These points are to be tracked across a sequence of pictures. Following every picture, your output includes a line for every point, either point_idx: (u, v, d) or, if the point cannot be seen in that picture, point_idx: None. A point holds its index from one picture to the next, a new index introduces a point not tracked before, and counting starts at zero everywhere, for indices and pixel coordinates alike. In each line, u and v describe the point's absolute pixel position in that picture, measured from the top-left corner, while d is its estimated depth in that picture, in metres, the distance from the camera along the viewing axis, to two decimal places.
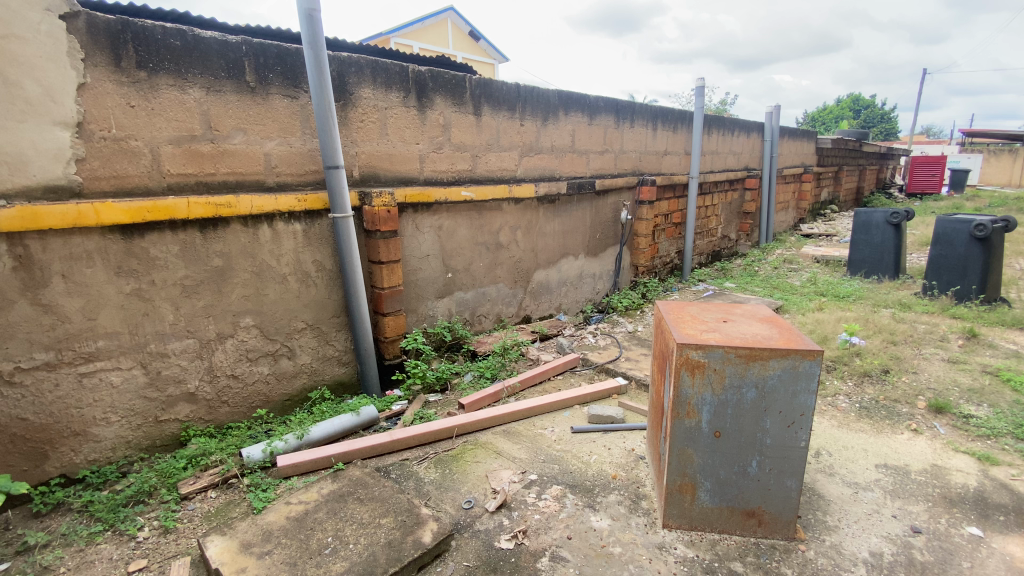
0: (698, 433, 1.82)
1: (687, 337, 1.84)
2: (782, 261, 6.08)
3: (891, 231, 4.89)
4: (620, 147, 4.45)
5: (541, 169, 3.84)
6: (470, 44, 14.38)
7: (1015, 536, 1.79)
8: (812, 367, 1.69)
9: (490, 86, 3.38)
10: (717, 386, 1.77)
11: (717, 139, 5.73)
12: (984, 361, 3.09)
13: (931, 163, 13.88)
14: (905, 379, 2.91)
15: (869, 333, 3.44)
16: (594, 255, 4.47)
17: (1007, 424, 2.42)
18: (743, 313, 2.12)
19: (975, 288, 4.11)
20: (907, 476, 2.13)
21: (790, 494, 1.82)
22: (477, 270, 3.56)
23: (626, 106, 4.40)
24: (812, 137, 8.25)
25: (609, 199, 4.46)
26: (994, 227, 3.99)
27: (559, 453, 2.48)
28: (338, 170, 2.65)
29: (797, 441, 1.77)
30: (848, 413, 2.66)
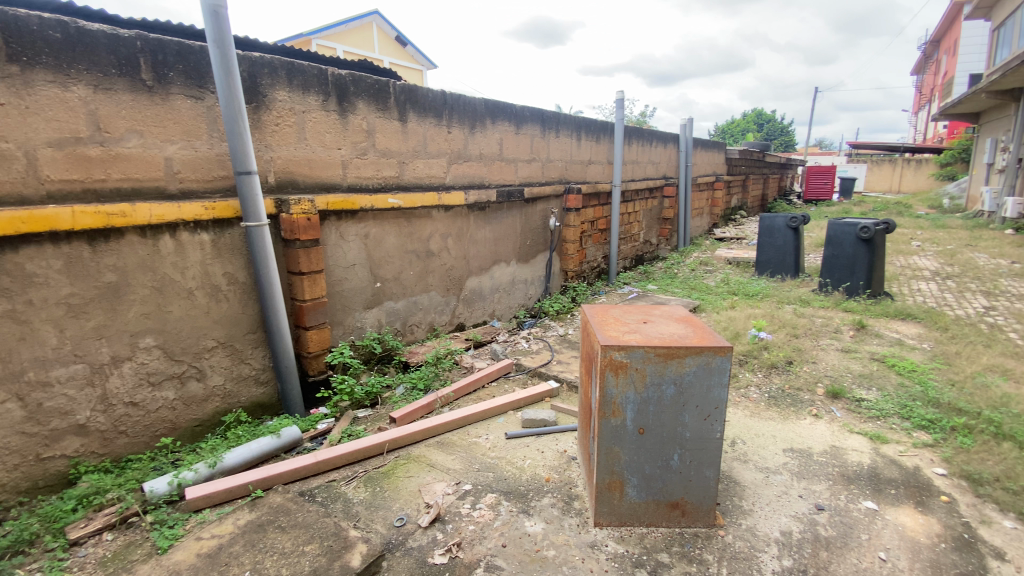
0: (624, 431, 1.88)
1: (610, 338, 1.90)
2: (698, 264, 6.49)
3: (791, 234, 5.36)
4: (547, 156, 4.55)
5: (470, 176, 3.83)
6: (396, 49, 14.17)
7: (904, 507, 1.99)
8: (723, 362, 1.80)
9: (414, 92, 3.33)
10: (639, 384, 1.84)
11: (637, 149, 6.02)
12: (872, 350, 3.45)
13: (824, 172, 15.47)
14: (806, 368, 3.19)
15: (775, 328, 3.74)
16: (526, 262, 4.52)
17: (893, 405, 2.71)
18: (661, 314, 2.22)
19: (862, 284, 4.59)
20: (811, 458, 2.32)
21: (708, 483, 1.92)
22: (407, 279, 3.48)
23: (552, 116, 4.51)
24: (722, 148, 8.91)
25: (538, 207, 4.54)
26: (876, 229, 4.47)
27: (493, 460, 2.46)
28: (251, 176, 2.49)
29: (713, 432, 1.87)
30: (758, 403, 2.86)
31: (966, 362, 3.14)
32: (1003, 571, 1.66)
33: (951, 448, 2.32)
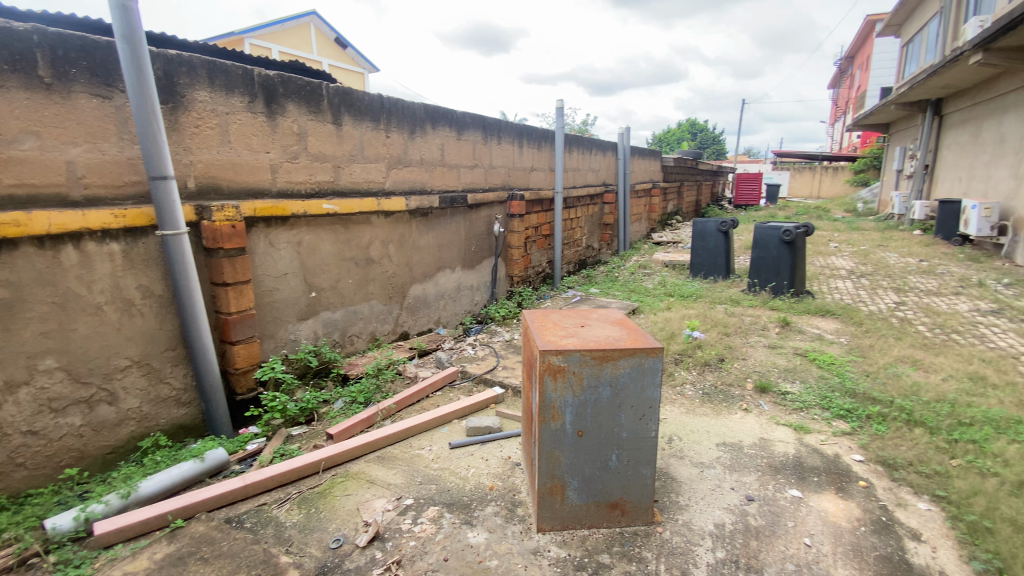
0: (564, 434, 1.89)
1: (548, 343, 1.90)
2: (638, 267, 6.71)
3: (721, 237, 5.65)
4: (489, 162, 4.55)
5: (411, 181, 3.76)
6: (336, 51, 13.80)
7: (827, 493, 2.11)
8: (656, 363, 1.84)
9: (350, 95, 3.23)
10: (577, 388, 1.85)
11: (577, 157, 6.16)
12: (795, 345, 3.67)
13: (752, 179, 16.47)
14: (737, 365, 3.34)
15: (708, 327, 3.91)
16: (471, 268, 4.48)
17: (814, 397, 2.89)
18: (598, 317, 2.25)
19: (786, 283, 4.89)
20: (742, 451, 2.43)
21: (646, 481, 1.96)
22: (345, 288, 3.35)
23: (493, 122, 4.53)
24: (658, 156, 9.28)
25: (482, 212, 4.53)
26: (797, 232, 4.76)
27: (436, 472, 2.40)
28: (168, 181, 2.32)
29: (648, 431, 1.91)
30: (693, 399, 2.97)
31: (877, 354, 3.41)
32: (915, 549, 1.79)
33: (867, 435, 2.50)
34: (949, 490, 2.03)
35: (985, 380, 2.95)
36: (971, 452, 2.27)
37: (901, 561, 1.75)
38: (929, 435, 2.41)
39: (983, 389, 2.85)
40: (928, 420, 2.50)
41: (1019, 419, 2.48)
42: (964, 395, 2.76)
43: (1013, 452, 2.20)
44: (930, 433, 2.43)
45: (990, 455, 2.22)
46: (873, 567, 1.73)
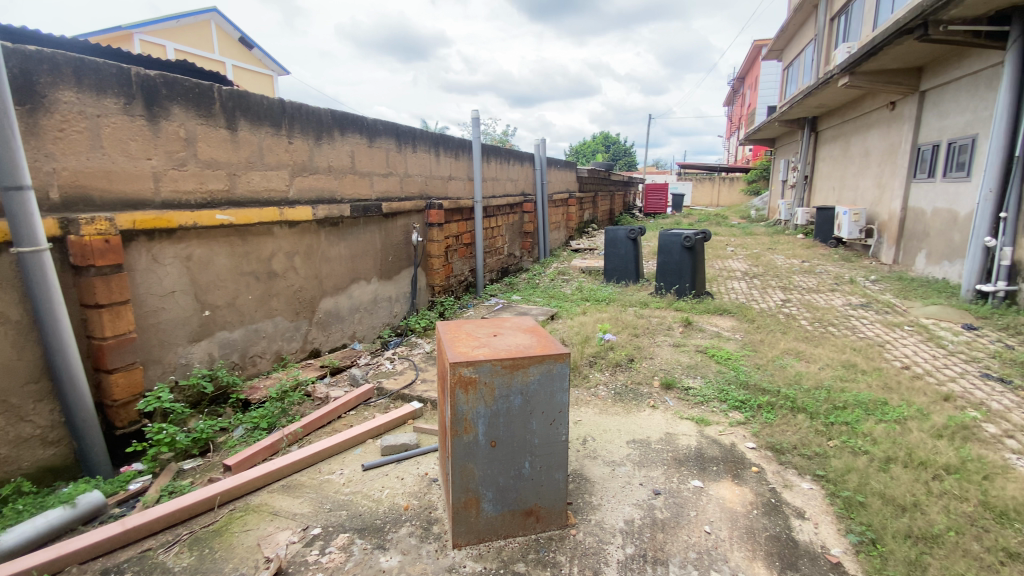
0: (477, 446, 1.86)
1: (459, 354, 1.86)
2: (557, 274, 6.89)
3: (631, 244, 5.96)
4: (404, 171, 4.47)
5: (319, 190, 3.59)
6: (241, 52, 12.96)
7: (724, 481, 2.26)
8: (563, 368, 1.88)
9: (246, 98, 3.03)
10: (489, 398, 1.83)
11: (495, 166, 6.23)
12: (697, 343, 3.94)
13: (659, 189, 17.61)
14: (645, 364, 3.53)
15: (620, 330, 4.10)
16: (388, 279, 4.35)
17: (713, 391, 3.11)
18: (511, 325, 2.25)
19: (688, 286, 5.25)
20: (650, 447, 2.55)
21: (559, 485, 1.98)
22: (245, 304, 3.12)
23: (407, 130, 4.45)
24: (574, 166, 9.64)
25: (398, 222, 4.42)
26: (696, 238, 5.13)
27: (346, 497, 2.28)
28: (24, 191, 2.03)
29: (559, 435, 1.94)
30: (606, 400, 3.08)
31: (766, 347, 3.75)
32: (800, 526, 1.97)
33: (758, 423, 2.72)
34: (827, 469, 2.26)
35: (853, 366, 3.34)
36: (843, 432, 2.54)
37: (788, 539, 1.91)
38: (810, 420, 2.68)
39: (852, 374, 3.22)
40: (809, 406, 2.78)
41: (881, 400, 2.82)
42: (838, 381, 3.10)
43: (876, 430, 2.50)
44: (811, 418, 2.70)
45: (858, 434, 2.51)
46: (765, 547, 1.87)
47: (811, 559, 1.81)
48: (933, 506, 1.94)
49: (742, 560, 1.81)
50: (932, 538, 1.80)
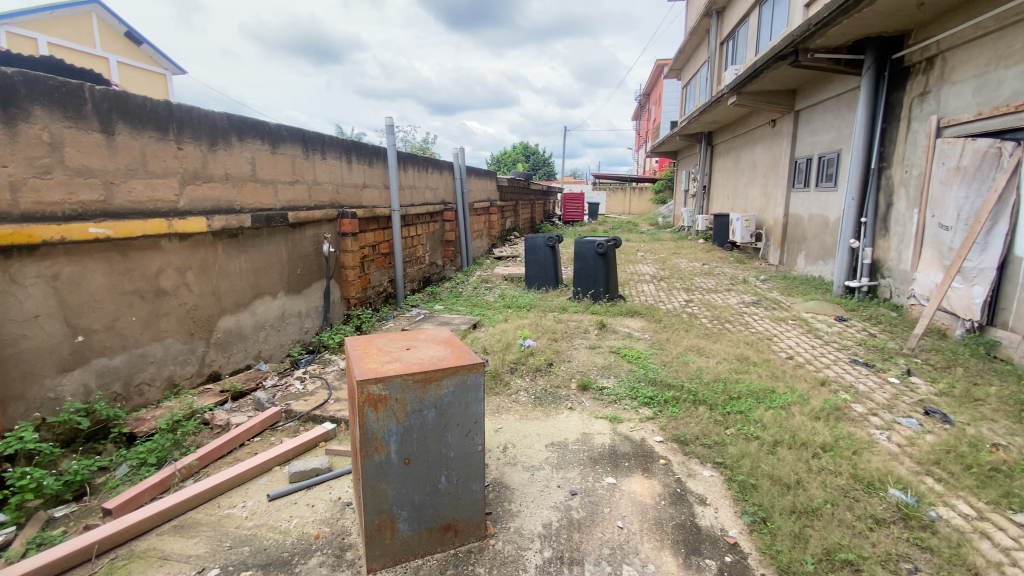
0: (389, 465, 1.78)
1: (368, 371, 1.76)
2: (480, 282, 6.92)
3: (550, 251, 6.12)
4: (312, 179, 4.26)
5: (214, 200, 3.32)
6: (128, 48, 11.73)
7: (635, 476, 2.37)
8: (478, 378, 1.84)
9: (125, 100, 2.74)
10: (401, 415, 1.75)
11: (413, 174, 6.13)
12: (611, 344, 4.12)
13: (576, 198, 18.34)
14: (564, 367, 3.62)
15: (539, 335, 4.19)
16: (298, 292, 4.11)
17: (625, 389, 3.26)
18: (426, 337, 2.18)
19: (603, 290, 5.49)
20: (567, 448, 2.61)
21: (476, 497, 1.95)
22: (128, 326, 2.81)
23: (314, 136, 4.25)
24: (493, 175, 9.75)
25: (307, 232, 4.20)
26: (609, 244, 5.39)
27: (249, 531, 2.11)
28: None
29: (475, 446, 1.90)
30: (526, 405, 3.12)
31: (672, 345, 4.00)
32: (703, 512, 2.11)
33: (665, 417, 2.89)
34: (725, 456, 2.45)
35: (747, 359, 3.66)
36: (738, 420, 2.77)
37: (692, 525, 2.04)
38: (710, 411, 2.89)
39: (746, 366, 3.53)
40: (709, 398, 3.00)
41: (769, 388, 3.11)
42: (733, 373, 3.38)
43: (765, 416, 2.75)
44: (711, 409, 2.92)
45: (751, 421, 2.75)
46: (671, 535, 1.98)
47: (712, 542, 1.94)
48: (813, 482, 2.17)
49: (651, 551, 1.90)
50: (813, 512, 2.01)
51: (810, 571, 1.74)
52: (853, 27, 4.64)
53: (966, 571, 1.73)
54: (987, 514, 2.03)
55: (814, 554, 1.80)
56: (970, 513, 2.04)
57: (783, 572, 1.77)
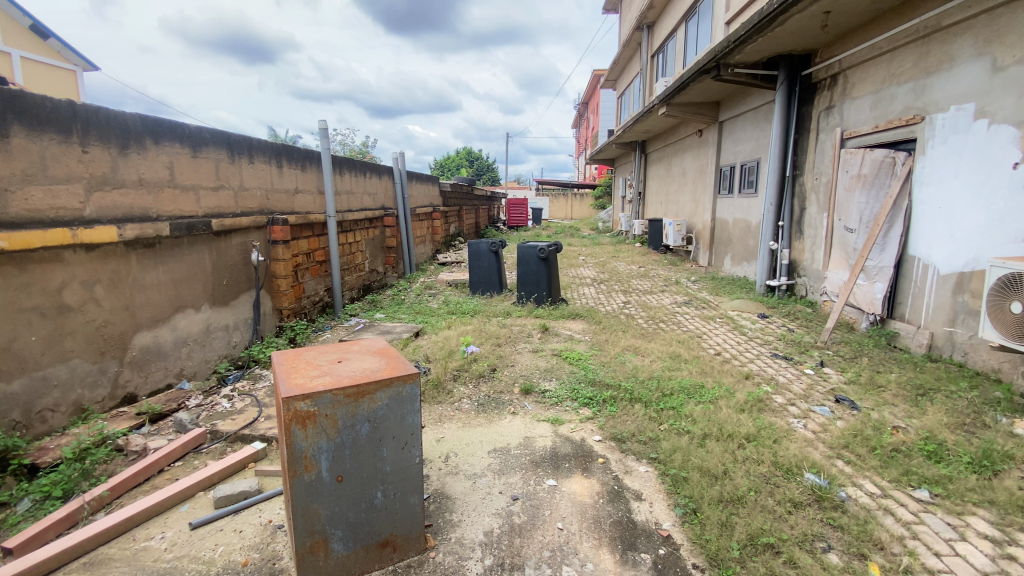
0: (320, 484, 1.71)
1: (295, 387, 1.69)
2: (423, 288, 6.82)
3: (493, 256, 6.14)
4: (239, 184, 4.04)
5: (127, 207, 3.07)
6: (32, 42, 10.65)
7: (575, 476, 2.41)
8: (414, 389, 1.80)
9: (21, 99, 2.48)
10: (332, 431, 1.69)
11: (350, 179, 5.96)
12: (553, 347, 4.19)
13: (519, 203, 18.60)
14: (507, 372, 3.64)
15: (482, 341, 4.18)
16: (224, 305, 3.87)
17: (566, 391, 3.32)
18: (359, 348, 2.12)
19: (546, 294, 5.58)
20: (509, 454, 2.62)
21: (415, 510, 1.91)
22: (26, 347, 2.53)
23: (240, 140, 4.04)
24: (435, 180, 9.67)
25: (234, 240, 3.97)
26: (550, 249, 5.48)
27: (168, 565, 1.95)
28: None
29: (412, 458, 1.86)
30: (469, 412, 3.10)
31: (610, 346, 4.12)
32: (639, 508, 2.18)
33: (604, 417, 2.98)
34: (659, 451, 2.55)
35: (679, 356, 3.83)
36: (671, 416, 2.90)
37: (629, 521, 2.10)
38: (645, 408, 3.00)
39: (678, 364, 3.70)
40: (644, 396, 3.11)
41: (699, 384, 3.28)
42: (667, 371, 3.53)
43: (695, 411, 2.89)
44: (646, 406, 3.03)
45: (683, 416, 2.88)
46: (609, 533, 2.04)
47: (647, 536, 2.01)
48: (738, 472, 2.30)
49: (590, 550, 1.94)
50: (738, 499, 2.13)
51: (736, 557, 1.84)
52: (768, 45, 5.00)
53: (872, 545, 1.89)
54: (889, 491, 2.24)
55: (739, 540, 1.91)
56: (875, 491, 2.24)
57: (712, 559, 1.86)
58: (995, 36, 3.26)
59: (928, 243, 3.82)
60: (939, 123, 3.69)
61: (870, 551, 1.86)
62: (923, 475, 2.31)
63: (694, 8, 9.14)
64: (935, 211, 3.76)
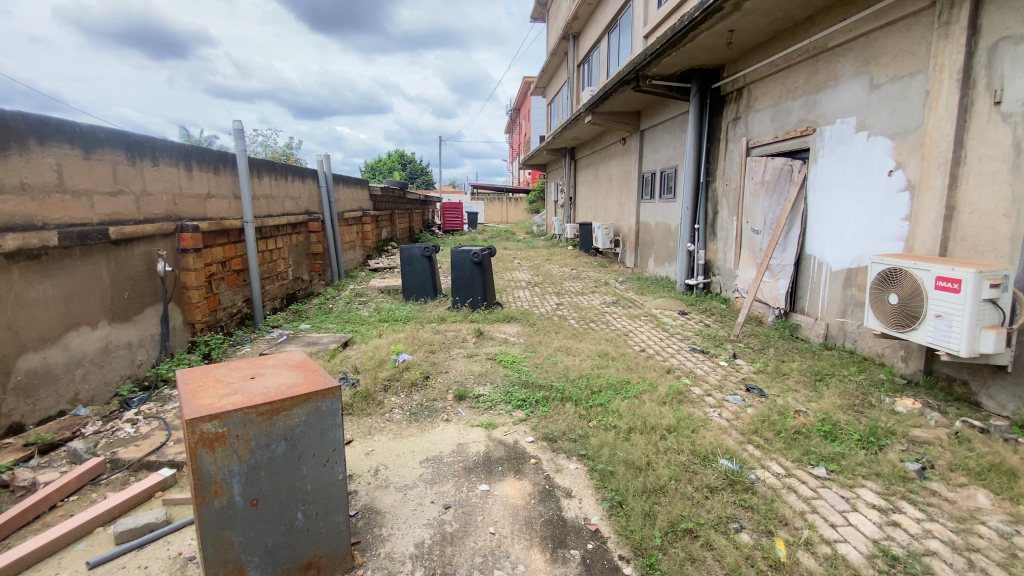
0: (233, 509, 1.61)
1: (201, 407, 1.58)
2: (353, 296, 6.60)
3: (426, 262, 6.06)
4: (141, 189, 3.70)
5: (8, 215, 2.72)
6: None
7: (507, 479, 2.43)
8: (334, 404, 1.74)
9: None
10: (244, 452, 1.59)
11: (269, 183, 5.65)
12: (488, 351, 4.20)
13: (454, 208, 18.57)
14: (440, 379, 3.60)
15: (414, 348, 4.11)
16: (126, 321, 3.51)
17: (500, 395, 3.34)
18: (275, 363, 2.02)
19: (480, 298, 5.58)
20: (442, 462, 2.59)
21: (340, 528, 1.84)
22: None
23: (141, 140, 3.71)
24: (365, 184, 9.40)
25: (136, 249, 3.62)
26: (484, 253, 5.49)
27: None
28: None
29: (335, 475, 1.79)
30: (401, 422, 3.03)
31: (543, 347, 4.20)
32: (568, 505, 2.23)
33: (537, 417, 3.02)
34: (588, 448, 2.63)
35: (607, 354, 3.98)
36: (599, 412, 3.00)
37: (559, 519, 2.14)
38: (576, 406, 3.08)
39: (607, 362, 3.83)
40: (574, 395, 3.20)
41: (625, 380, 3.42)
42: (596, 369, 3.65)
43: (621, 406, 3.01)
44: (576, 404, 3.12)
45: (610, 412, 2.99)
46: (540, 532, 2.07)
47: (576, 532, 2.06)
48: (660, 462, 2.42)
49: (521, 552, 1.96)
50: (660, 489, 2.24)
51: (658, 545, 1.94)
52: (683, 58, 5.31)
53: (778, 522, 2.06)
54: (792, 470, 2.45)
55: (661, 528, 2.01)
56: (780, 471, 2.44)
57: (637, 550, 1.94)
58: (871, 57, 3.66)
59: (823, 243, 4.22)
60: (828, 135, 4.09)
61: (777, 528, 2.02)
62: (821, 453, 2.54)
63: (615, 21, 9.54)
64: (827, 214, 4.16)
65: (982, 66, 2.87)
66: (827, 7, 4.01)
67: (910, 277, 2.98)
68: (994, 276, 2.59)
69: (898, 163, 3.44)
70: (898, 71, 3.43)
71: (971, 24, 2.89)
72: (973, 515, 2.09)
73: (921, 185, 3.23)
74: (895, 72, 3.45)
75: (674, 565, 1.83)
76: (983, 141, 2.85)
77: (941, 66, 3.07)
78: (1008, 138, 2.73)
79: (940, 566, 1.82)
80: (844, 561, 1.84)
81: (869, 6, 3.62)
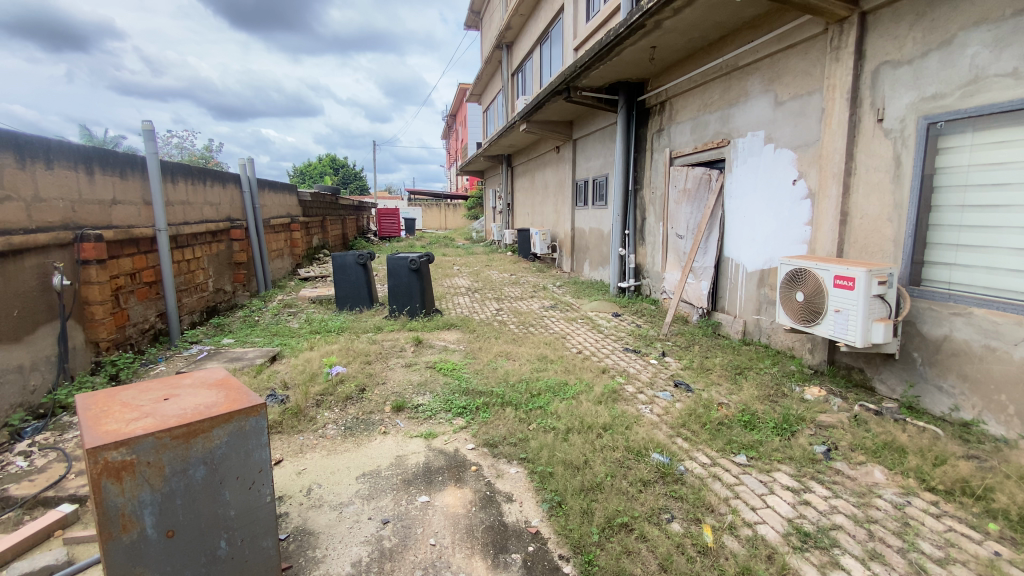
0: (145, 543, 1.48)
1: (104, 434, 1.44)
2: (282, 307, 6.29)
3: (360, 270, 5.88)
4: (33, 195, 3.32)
5: None
6: None
7: (448, 489, 2.41)
8: (259, 422, 1.65)
9: None
10: (157, 480, 1.48)
11: (186, 188, 5.28)
12: (427, 359, 4.13)
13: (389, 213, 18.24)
14: (377, 392, 3.50)
15: (349, 360, 3.98)
16: (14, 342, 3.10)
17: (439, 403, 3.30)
18: (191, 382, 1.88)
19: (419, 305, 5.50)
20: (379, 476, 2.52)
21: (269, 554, 1.74)
22: None
23: (36, 141, 3.34)
24: (292, 190, 8.98)
25: (26, 262, 3.23)
26: (421, 260, 5.41)
27: None
28: None
29: (260, 498, 1.69)
30: (335, 438, 2.91)
31: (483, 354, 4.20)
32: (509, 509, 2.25)
33: (477, 424, 3.02)
34: (528, 451, 2.67)
35: (545, 357, 4.07)
36: (539, 415, 3.05)
37: (500, 524, 2.16)
38: (515, 410, 3.12)
39: (545, 365, 3.91)
40: (513, 399, 3.24)
41: (563, 382, 3.50)
42: (534, 372, 3.72)
43: (560, 408, 3.09)
44: (515, 408, 3.16)
45: (549, 414, 3.05)
46: (480, 540, 2.06)
47: (517, 536, 2.08)
48: (597, 460, 2.51)
49: (462, 560, 1.95)
50: (597, 486, 2.32)
51: (597, 541, 1.99)
52: (612, 71, 5.54)
53: (705, 509, 2.19)
54: (717, 459, 2.61)
55: (598, 524, 2.07)
56: (706, 461, 2.59)
57: (576, 548, 1.98)
58: (775, 77, 4.01)
59: (738, 247, 4.57)
60: (741, 146, 4.43)
61: (704, 515, 2.15)
62: (742, 442, 2.73)
63: (546, 33, 9.79)
64: (741, 219, 4.50)
65: (867, 88, 3.23)
66: (738, 28, 4.34)
67: (813, 276, 3.28)
68: (881, 274, 2.91)
69: (800, 173, 3.78)
70: (799, 90, 3.78)
71: (857, 49, 3.25)
72: (871, 489, 2.34)
73: (820, 193, 3.57)
74: (796, 91, 3.80)
75: (611, 559, 1.89)
76: (869, 154, 3.21)
77: (833, 86, 3.42)
78: (890, 151, 3.09)
79: (845, 538, 2.01)
80: (762, 541, 1.98)
81: (773, 29, 3.97)
